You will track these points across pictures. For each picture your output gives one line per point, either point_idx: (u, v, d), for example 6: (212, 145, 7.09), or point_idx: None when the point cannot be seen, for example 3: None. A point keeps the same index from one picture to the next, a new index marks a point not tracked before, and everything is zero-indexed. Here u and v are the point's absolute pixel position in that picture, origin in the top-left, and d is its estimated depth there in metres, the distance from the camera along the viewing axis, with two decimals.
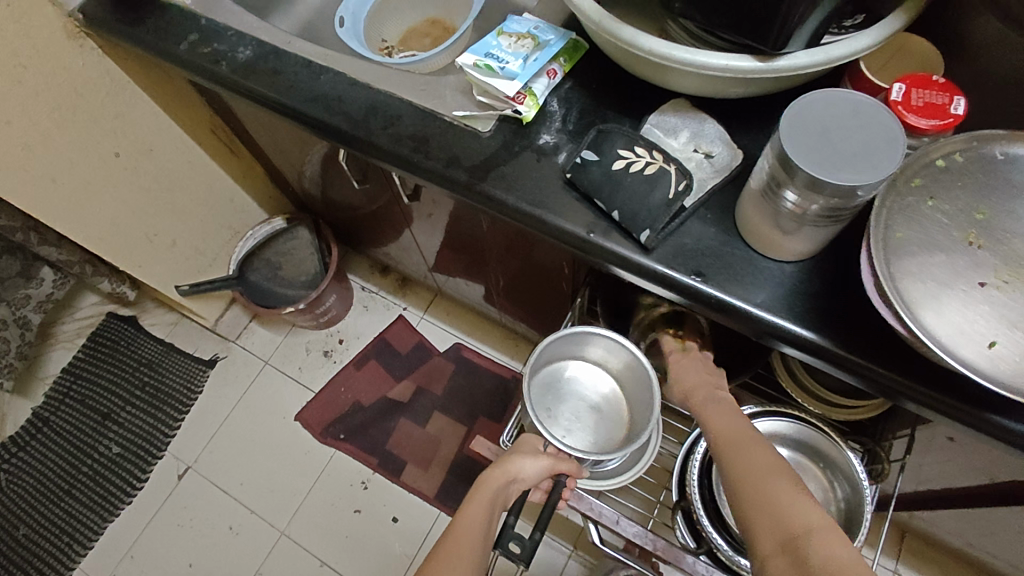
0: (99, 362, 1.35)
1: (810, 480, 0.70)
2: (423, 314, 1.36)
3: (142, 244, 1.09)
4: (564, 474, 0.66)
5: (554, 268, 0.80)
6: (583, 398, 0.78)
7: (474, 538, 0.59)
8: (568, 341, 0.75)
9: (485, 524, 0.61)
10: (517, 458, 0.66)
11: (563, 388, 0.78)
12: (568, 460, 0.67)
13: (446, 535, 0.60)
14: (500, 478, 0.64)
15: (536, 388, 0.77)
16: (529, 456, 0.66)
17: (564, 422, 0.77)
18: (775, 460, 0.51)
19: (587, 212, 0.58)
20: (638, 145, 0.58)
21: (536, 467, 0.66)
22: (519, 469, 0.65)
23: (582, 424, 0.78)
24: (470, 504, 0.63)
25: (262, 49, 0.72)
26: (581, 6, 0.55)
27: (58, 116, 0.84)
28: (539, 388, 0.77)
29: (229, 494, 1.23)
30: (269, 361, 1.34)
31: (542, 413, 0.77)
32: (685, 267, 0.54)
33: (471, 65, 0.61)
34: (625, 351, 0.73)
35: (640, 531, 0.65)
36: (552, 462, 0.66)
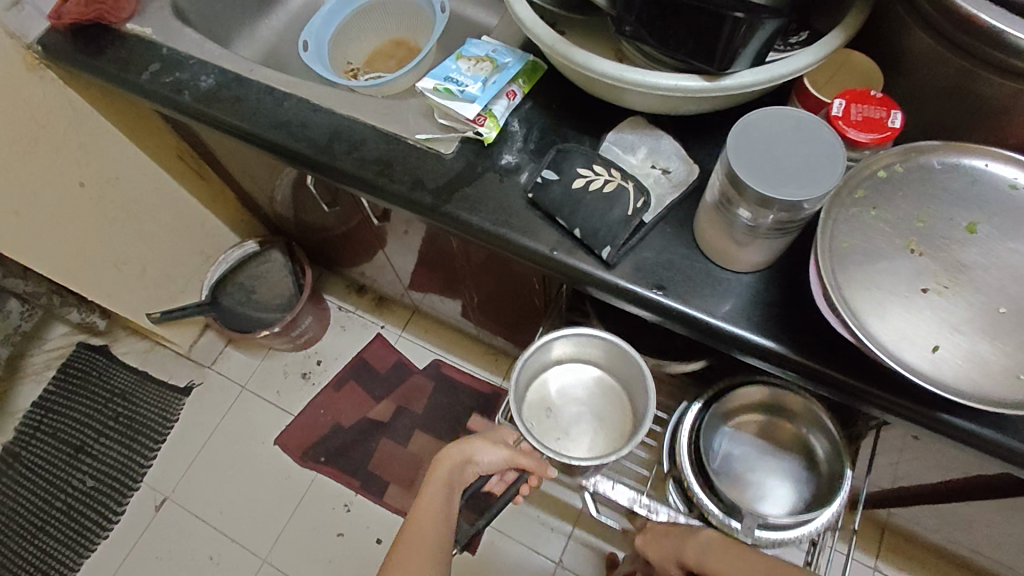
0: (70, 394, 1.33)
1: (793, 447, 0.72)
2: (401, 331, 1.35)
3: (110, 273, 1.07)
4: (527, 469, 0.70)
5: (526, 285, 0.82)
6: (587, 404, 0.78)
7: (434, 527, 0.63)
8: (576, 343, 0.75)
9: (443, 512, 0.64)
10: (473, 442, 0.69)
11: (567, 391, 0.78)
12: (529, 455, 0.70)
13: (405, 528, 0.63)
14: (454, 462, 0.68)
15: (537, 388, 0.78)
16: (488, 444, 0.70)
17: (562, 426, 0.77)
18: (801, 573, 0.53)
19: (550, 230, 0.59)
20: (597, 163, 0.59)
21: (492, 455, 0.69)
22: (475, 454, 0.69)
23: (582, 430, 0.77)
24: (424, 495, 0.65)
25: (225, 77, 0.72)
26: (535, 31, 0.57)
27: (19, 148, 0.83)
28: (540, 388, 0.78)
29: (208, 523, 1.21)
30: (247, 385, 1.33)
31: (539, 415, 0.77)
32: (647, 281, 0.56)
33: (430, 89, 0.62)
34: (629, 357, 0.72)
35: (635, 497, 0.69)
36: (511, 454, 0.69)
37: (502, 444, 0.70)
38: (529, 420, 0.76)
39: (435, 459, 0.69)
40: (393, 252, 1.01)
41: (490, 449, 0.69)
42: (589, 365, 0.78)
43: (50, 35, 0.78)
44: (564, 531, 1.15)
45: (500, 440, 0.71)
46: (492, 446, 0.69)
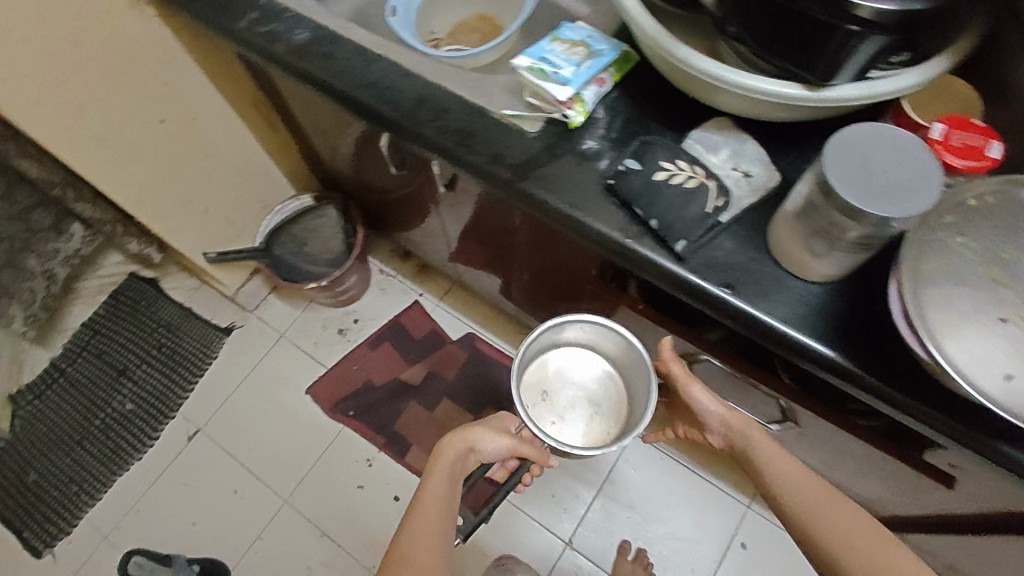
0: (118, 320, 1.37)
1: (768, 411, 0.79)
2: (439, 301, 1.38)
3: (175, 210, 1.09)
4: (526, 456, 0.78)
5: (579, 273, 0.83)
6: (581, 390, 0.96)
7: (440, 509, 0.66)
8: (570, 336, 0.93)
9: (448, 489, 0.69)
10: (476, 431, 0.74)
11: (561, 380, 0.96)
12: (529, 444, 0.78)
13: (412, 510, 0.66)
14: (461, 449, 0.73)
15: (537, 372, 0.96)
16: (491, 432, 0.75)
17: (557, 408, 0.96)
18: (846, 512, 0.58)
19: (624, 217, 0.60)
20: (681, 158, 0.60)
21: (495, 443, 0.75)
22: (480, 441, 0.74)
23: (576, 414, 0.96)
24: (431, 478, 0.70)
25: (319, 33, 0.74)
26: (642, 24, 0.59)
27: (111, 79, 0.85)
28: (540, 372, 0.96)
29: (236, 459, 1.26)
30: (285, 334, 1.37)
31: (540, 396, 0.95)
32: (715, 279, 0.57)
33: (524, 67, 0.64)
34: (625, 347, 0.89)
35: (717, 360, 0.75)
36: (514, 443, 0.76)
37: (506, 433, 0.76)
38: (531, 400, 0.95)
39: (442, 445, 0.73)
40: (447, 220, 1.02)
41: (493, 436, 0.75)
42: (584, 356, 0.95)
43: None
44: (577, 513, 1.18)
45: (502, 429, 0.77)
46: (495, 435, 0.75)
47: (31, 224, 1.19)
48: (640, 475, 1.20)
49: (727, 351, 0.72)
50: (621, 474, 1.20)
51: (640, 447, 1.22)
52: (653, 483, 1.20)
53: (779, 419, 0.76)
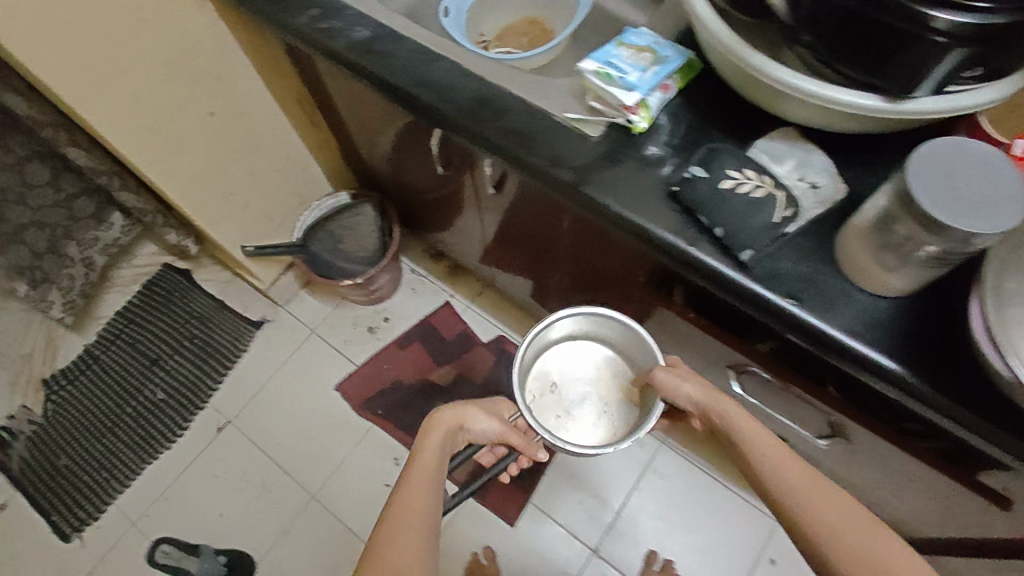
0: (152, 310, 1.39)
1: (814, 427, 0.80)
2: (469, 302, 1.38)
3: (218, 203, 1.10)
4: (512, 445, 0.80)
5: (627, 281, 0.83)
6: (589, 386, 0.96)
7: (427, 495, 0.63)
8: (573, 329, 0.94)
9: (438, 464, 0.68)
10: (469, 410, 0.76)
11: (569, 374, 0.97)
12: (518, 434, 0.81)
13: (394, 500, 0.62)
14: (452, 423, 0.74)
15: (544, 366, 0.97)
16: (484, 413, 0.77)
17: (564, 403, 0.96)
18: (850, 505, 0.54)
19: (687, 224, 0.60)
20: (748, 167, 0.59)
21: (485, 424, 0.77)
22: (470, 421, 0.76)
23: (585, 410, 0.95)
24: (416, 464, 0.67)
25: (380, 31, 0.75)
26: (716, 32, 0.59)
27: (169, 71, 0.87)
28: (547, 365, 0.97)
29: (264, 452, 1.26)
30: (315, 330, 1.37)
31: (546, 389, 0.96)
32: (780, 290, 0.56)
33: (591, 71, 0.64)
34: (633, 344, 0.88)
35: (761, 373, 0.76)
36: (503, 429, 0.79)
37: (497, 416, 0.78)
38: (537, 393, 0.96)
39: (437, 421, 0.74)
40: (486, 222, 1.03)
41: (485, 418, 0.77)
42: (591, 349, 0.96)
43: None
44: (604, 522, 1.17)
45: (494, 413, 0.80)
46: (488, 417, 0.77)
47: (73, 212, 1.18)
48: (669, 486, 1.19)
49: (780, 362, 0.72)
50: (649, 484, 1.20)
51: (668, 457, 1.21)
52: (682, 494, 1.19)
53: (828, 433, 0.77)
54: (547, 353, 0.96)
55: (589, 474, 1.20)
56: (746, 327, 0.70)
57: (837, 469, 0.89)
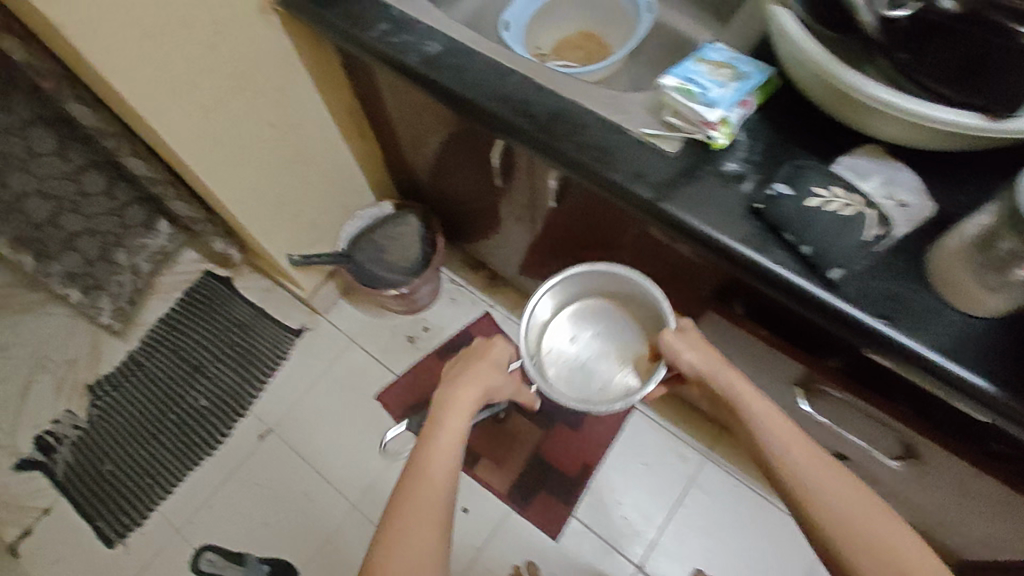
0: (194, 317, 1.40)
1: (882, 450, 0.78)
2: (510, 313, 1.38)
3: (270, 213, 1.11)
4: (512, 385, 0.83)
5: (688, 292, 0.83)
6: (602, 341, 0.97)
7: (446, 468, 0.70)
8: (584, 288, 0.95)
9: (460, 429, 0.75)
10: (484, 375, 0.80)
11: (583, 333, 0.98)
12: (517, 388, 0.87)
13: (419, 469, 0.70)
14: (473, 390, 0.78)
15: (557, 329, 0.98)
16: (498, 375, 0.81)
17: (579, 362, 0.97)
18: (840, 483, 0.61)
19: (772, 243, 0.60)
20: (835, 185, 0.59)
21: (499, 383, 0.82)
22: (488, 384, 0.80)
23: (601, 365, 0.96)
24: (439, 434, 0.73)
25: (450, 46, 0.75)
26: (810, 51, 0.59)
27: (235, 83, 0.88)
28: (559, 325, 0.98)
29: (306, 461, 1.26)
30: (355, 339, 1.37)
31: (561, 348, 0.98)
32: (871, 309, 0.56)
33: (672, 87, 0.64)
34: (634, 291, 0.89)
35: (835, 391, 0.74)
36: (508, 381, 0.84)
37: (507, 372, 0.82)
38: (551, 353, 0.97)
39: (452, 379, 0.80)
40: (538, 235, 1.02)
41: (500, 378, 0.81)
42: (604, 309, 0.97)
43: None
44: (649, 537, 1.16)
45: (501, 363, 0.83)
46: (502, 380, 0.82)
47: (124, 220, 1.20)
48: (715, 501, 1.18)
49: (853, 381, 0.71)
50: (695, 499, 1.18)
51: (713, 472, 1.20)
52: (729, 511, 1.17)
53: (901, 455, 0.76)
54: (559, 313, 0.98)
55: (633, 488, 1.19)
56: (819, 344, 0.70)
57: (899, 490, 0.87)
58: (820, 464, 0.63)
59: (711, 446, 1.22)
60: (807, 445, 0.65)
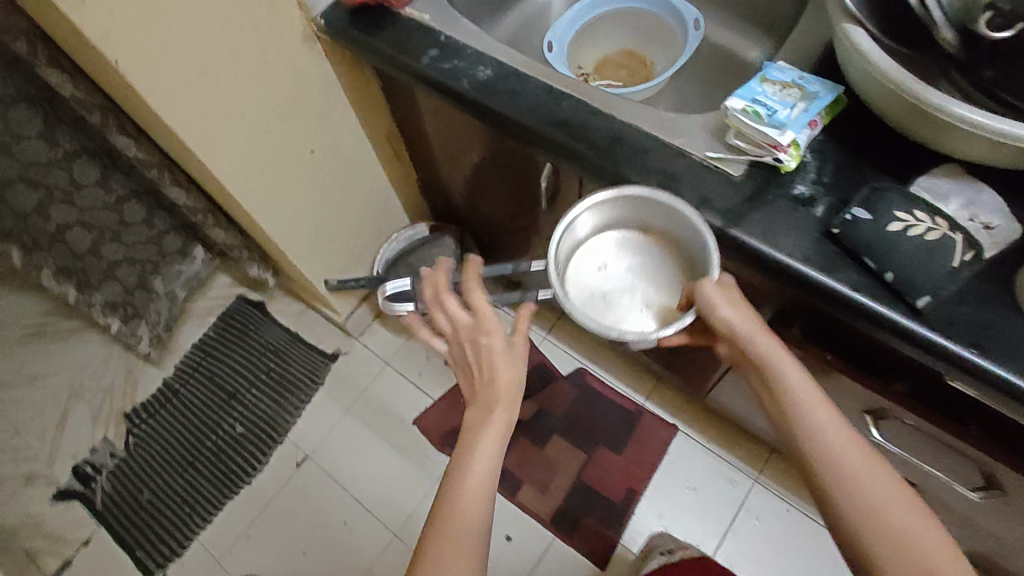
0: (228, 343, 1.39)
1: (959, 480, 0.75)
2: (547, 333, 1.35)
3: (309, 239, 1.10)
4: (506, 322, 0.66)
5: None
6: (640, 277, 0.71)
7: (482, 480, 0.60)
8: (631, 212, 0.70)
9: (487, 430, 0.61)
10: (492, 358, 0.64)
11: (614, 262, 0.72)
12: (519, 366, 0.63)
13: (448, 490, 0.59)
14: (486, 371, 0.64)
15: (586, 255, 0.71)
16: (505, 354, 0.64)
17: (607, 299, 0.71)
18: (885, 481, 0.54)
19: (851, 269, 0.58)
20: (917, 208, 0.57)
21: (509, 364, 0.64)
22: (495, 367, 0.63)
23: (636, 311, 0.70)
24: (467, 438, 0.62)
25: (501, 70, 0.74)
26: (887, 70, 0.56)
27: (279, 111, 0.88)
28: (588, 249, 0.71)
29: (345, 489, 1.24)
30: (391, 362, 1.36)
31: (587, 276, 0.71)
32: (961, 338, 0.53)
33: (739, 109, 0.62)
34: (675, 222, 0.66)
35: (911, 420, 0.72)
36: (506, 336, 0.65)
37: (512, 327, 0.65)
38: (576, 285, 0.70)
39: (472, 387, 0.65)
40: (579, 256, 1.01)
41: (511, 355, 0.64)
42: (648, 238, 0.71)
43: (333, 10, 0.83)
44: None
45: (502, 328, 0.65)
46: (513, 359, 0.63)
47: (162, 248, 1.19)
48: (766, 527, 1.14)
49: (927, 406, 0.69)
50: (745, 525, 1.14)
51: (763, 496, 1.16)
52: (782, 537, 1.13)
53: (982, 486, 0.72)
54: (591, 237, 0.71)
55: (680, 514, 1.16)
56: (886, 366, 0.68)
57: (973, 518, 0.83)
58: (852, 444, 0.55)
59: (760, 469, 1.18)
60: (841, 419, 0.57)
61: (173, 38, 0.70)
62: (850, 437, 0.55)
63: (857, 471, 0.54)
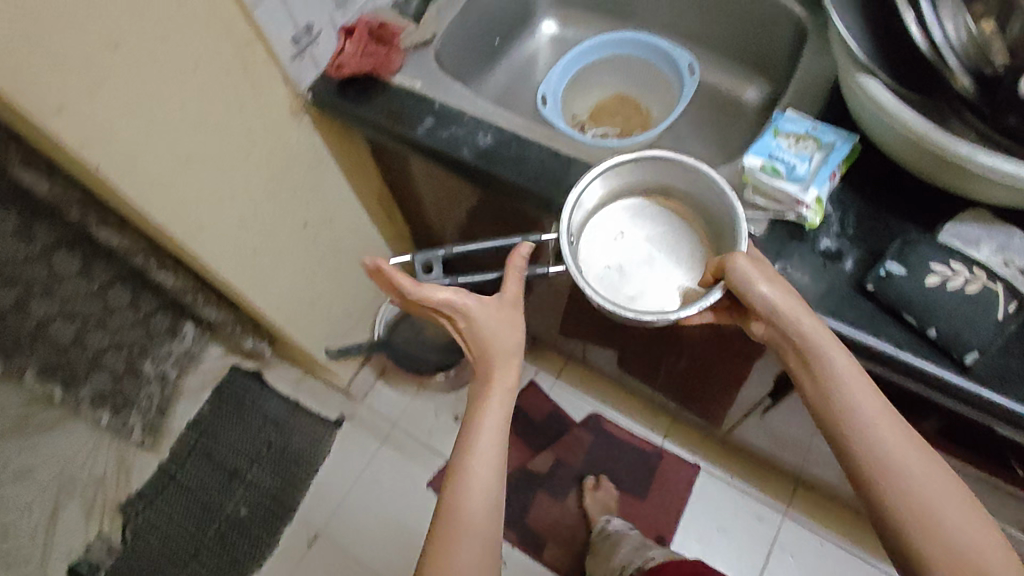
0: (225, 419, 1.33)
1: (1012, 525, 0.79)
2: (556, 379, 1.33)
3: (307, 310, 1.06)
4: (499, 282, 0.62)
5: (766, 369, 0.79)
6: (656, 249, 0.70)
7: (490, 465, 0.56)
8: (647, 179, 0.70)
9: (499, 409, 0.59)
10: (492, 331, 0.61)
11: (630, 232, 0.71)
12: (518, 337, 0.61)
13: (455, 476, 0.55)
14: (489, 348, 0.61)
15: (601, 226, 0.71)
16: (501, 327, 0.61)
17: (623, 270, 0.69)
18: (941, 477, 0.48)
19: (892, 326, 0.56)
20: (952, 259, 0.55)
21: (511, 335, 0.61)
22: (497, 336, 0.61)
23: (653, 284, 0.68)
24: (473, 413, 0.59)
25: (502, 136, 0.72)
26: (907, 120, 0.55)
27: (270, 188, 0.84)
28: (603, 220, 0.71)
29: (361, 564, 1.19)
30: (398, 424, 1.31)
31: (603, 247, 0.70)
32: (1013, 393, 0.52)
33: (756, 168, 0.61)
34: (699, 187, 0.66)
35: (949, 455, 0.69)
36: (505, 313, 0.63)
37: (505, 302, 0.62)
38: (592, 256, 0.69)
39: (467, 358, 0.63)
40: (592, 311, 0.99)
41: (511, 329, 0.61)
42: (662, 210, 0.72)
43: (319, 82, 0.80)
44: None
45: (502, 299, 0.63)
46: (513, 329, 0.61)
47: (150, 330, 1.15)
48: (801, 564, 1.11)
49: (952, 442, 0.66)
50: (779, 564, 1.12)
51: (794, 532, 1.14)
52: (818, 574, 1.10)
53: None
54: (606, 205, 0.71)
55: (714, 558, 1.13)
56: (913, 405, 0.64)
57: None
58: (906, 442, 0.49)
59: (789, 502, 1.16)
60: (893, 412, 0.51)
61: (155, 133, 0.66)
62: (906, 434, 0.49)
63: (908, 473, 0.48)
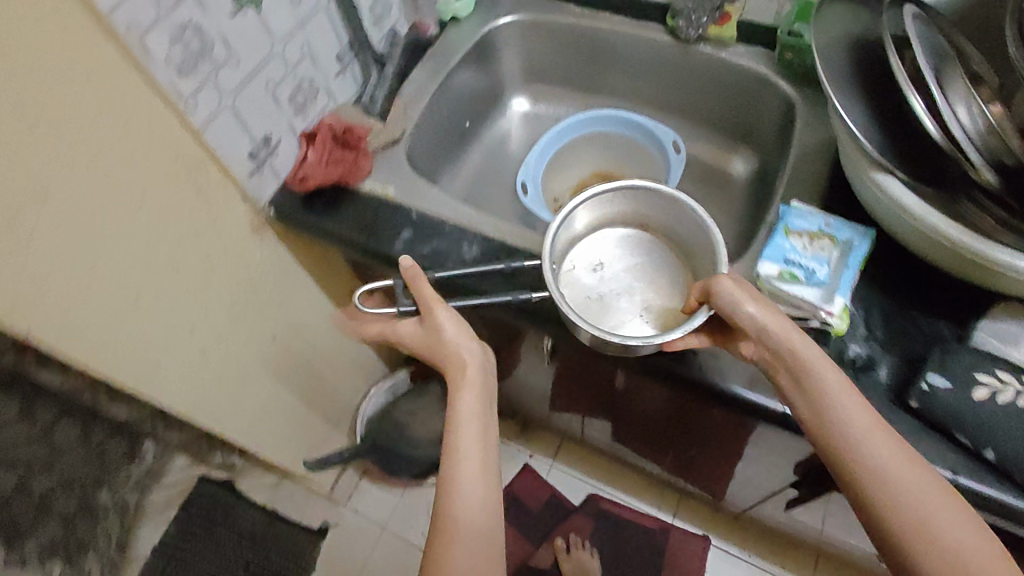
0: (195, 539, 1.20)
1: None
2: (551, 461, 1.27)
3: (281, 425, 0.97)
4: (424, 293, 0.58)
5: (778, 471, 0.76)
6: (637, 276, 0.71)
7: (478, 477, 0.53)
8: (626, 210, 0.71)
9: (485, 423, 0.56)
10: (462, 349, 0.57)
11: (610, 263, 0.72)
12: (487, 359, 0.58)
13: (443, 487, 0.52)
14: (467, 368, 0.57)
15: (582, 257, 0.72)
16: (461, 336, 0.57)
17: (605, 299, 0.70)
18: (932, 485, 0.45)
19: (941, 445, 0.52)
20: (1001, 367, 0.51)
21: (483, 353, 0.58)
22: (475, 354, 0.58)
23: (633, 310, 0.69)
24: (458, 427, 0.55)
25: (490, 248, 0.67)
26: (935, 219, 0.53)
27: (233, 311, 0.76)
28: (584, 251, 0.72)
29: None
30: (388, 526, 1.21)
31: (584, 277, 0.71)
32: None
33: (773, 275, 0.56)
34: (673, 213, 0.68)
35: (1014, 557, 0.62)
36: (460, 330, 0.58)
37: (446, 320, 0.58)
38: (573, 287, 0.70)
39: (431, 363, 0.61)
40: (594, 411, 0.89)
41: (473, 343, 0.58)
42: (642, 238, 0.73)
43: (281, 194, 0.73)
44: None
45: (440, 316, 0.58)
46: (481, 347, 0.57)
47: (106, 459, 1.05)
48: None
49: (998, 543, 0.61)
50: None
51: None
52: None
53: None
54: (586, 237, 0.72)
55: None
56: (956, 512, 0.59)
57: None
58: (903, 455, 0.46)
59: (812, 573, 1.13)
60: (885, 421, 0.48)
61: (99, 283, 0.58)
62: (899, 446, 0.46)
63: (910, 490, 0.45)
